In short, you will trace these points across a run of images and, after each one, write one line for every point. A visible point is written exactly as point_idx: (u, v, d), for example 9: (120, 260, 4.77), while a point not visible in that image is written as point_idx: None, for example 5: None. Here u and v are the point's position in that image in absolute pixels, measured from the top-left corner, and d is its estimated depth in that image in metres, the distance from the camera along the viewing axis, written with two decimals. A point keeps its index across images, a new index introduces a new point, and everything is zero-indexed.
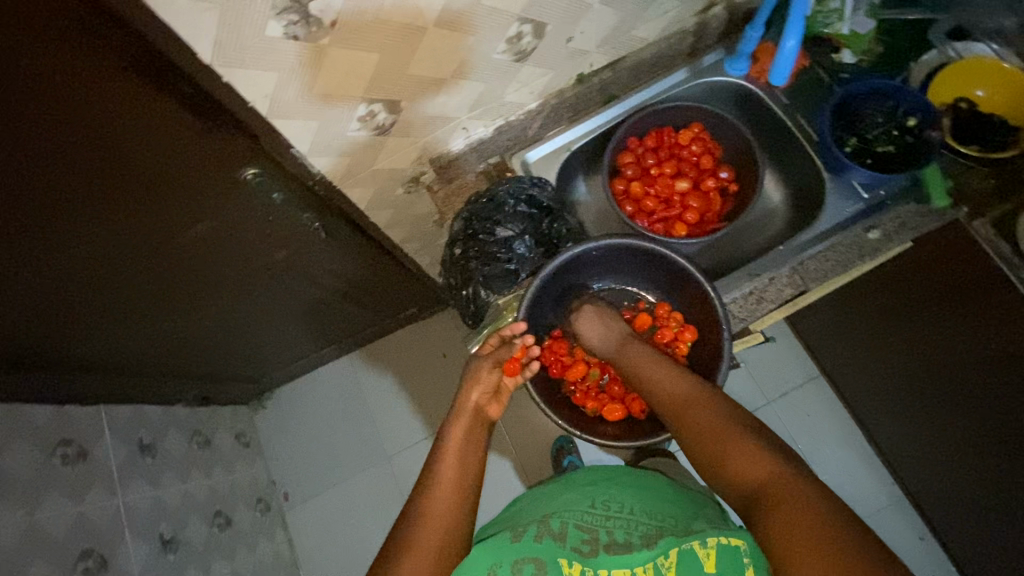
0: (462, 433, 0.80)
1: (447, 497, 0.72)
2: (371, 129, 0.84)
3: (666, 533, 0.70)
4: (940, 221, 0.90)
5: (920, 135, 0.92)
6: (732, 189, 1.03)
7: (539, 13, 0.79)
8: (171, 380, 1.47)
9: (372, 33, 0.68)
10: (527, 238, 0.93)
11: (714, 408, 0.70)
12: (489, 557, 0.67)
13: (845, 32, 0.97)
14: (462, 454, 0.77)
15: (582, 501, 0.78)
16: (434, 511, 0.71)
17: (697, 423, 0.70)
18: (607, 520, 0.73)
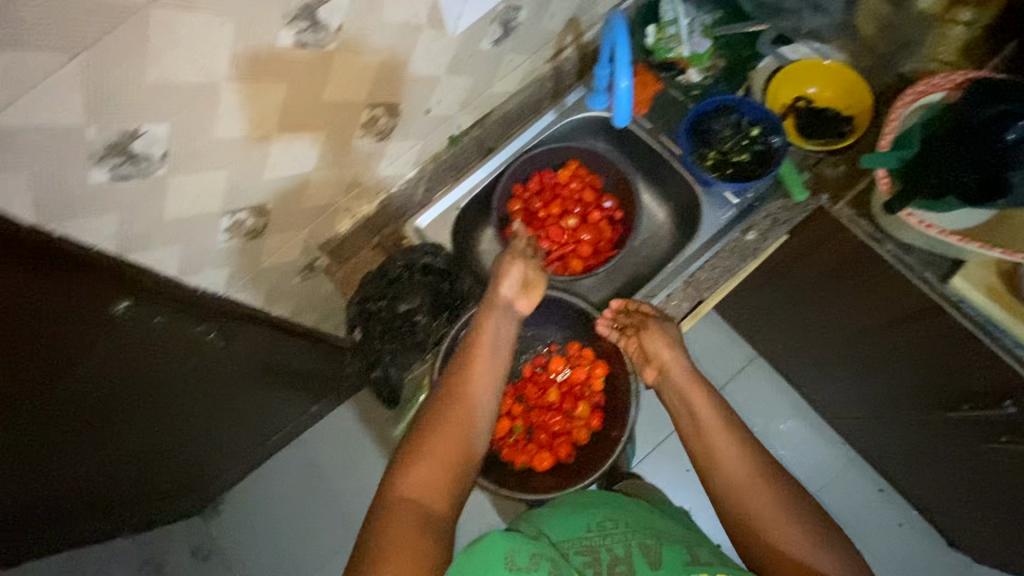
0: (482, 380, 0.71)
1: (449, 445, 0.65)
2: (243, 235, 0.83)
3: (667, 554, 0.66)
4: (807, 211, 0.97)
5: (767, 142, 0.97)
6: (618, 217, 1.08)
7: (387, 95, 0.81)
8: (102, 515, 1.37)
9: (213, 153, 0.67)
10: (427, 308, 0.93)
11: (760, 483, 0.66)
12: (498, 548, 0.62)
13: (686, 53, 1.04)
14: (475, 408, 0.69)
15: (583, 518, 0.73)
16: (436, 469, 0.63)
17: (739, 492, 0.66)
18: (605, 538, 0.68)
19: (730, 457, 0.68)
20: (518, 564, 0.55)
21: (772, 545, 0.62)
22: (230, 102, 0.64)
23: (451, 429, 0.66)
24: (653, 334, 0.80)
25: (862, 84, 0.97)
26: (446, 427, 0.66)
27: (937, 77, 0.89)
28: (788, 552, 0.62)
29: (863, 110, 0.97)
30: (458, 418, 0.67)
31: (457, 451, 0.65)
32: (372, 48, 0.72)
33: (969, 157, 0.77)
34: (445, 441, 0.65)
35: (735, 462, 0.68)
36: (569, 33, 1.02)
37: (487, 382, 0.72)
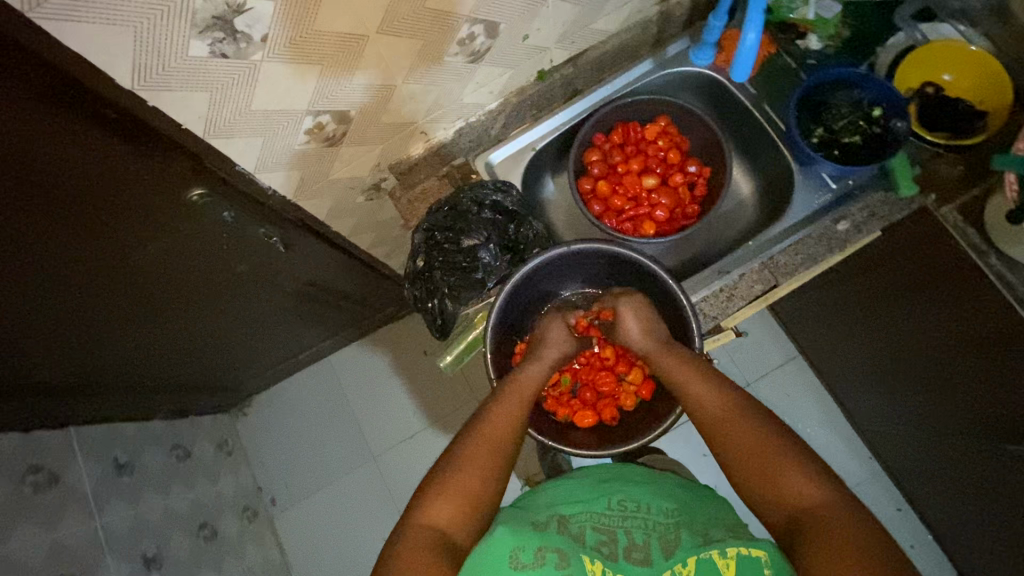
0: (514, 414, 0.75)
1: (458, 497, 0.66)
2: (320, 140, 0.80)
3: (685, 539, 0.67)
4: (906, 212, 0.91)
5: (886, 127, 0.89)
6: (701, 185, 1.01)
7: (490, 12, 0.76)
8: (141, 396, 1.43)
9: (313, 45, 0.64)
10: (492, 246, 0.90)
11: (774, 446, 0.65)
12: (512, 541, 0.62)
13: (810, 16, 0.94)
14: (501, 440, 0.71)
15: (600, 499, 0.73)
16: (444, 507, 0.65)
17: (740, 444, 0.67)
18: (624, 518, 0.70)
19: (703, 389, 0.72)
20: (521, 561, 0.60)
21: (779, 486, 0.62)
22: None
23: (480, 454, 0.69)
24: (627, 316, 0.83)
25: (1005, 77, 0.87)
26: (473, 451, 0.70)
27: None
28: (800, 496, 0.61)
29: (1000, 106, 0.87)
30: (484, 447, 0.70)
31: (481, 478, 0.67)
32: None
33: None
34: (472, 468, 0.68)
35: (751, 445, 0.66)
36: None
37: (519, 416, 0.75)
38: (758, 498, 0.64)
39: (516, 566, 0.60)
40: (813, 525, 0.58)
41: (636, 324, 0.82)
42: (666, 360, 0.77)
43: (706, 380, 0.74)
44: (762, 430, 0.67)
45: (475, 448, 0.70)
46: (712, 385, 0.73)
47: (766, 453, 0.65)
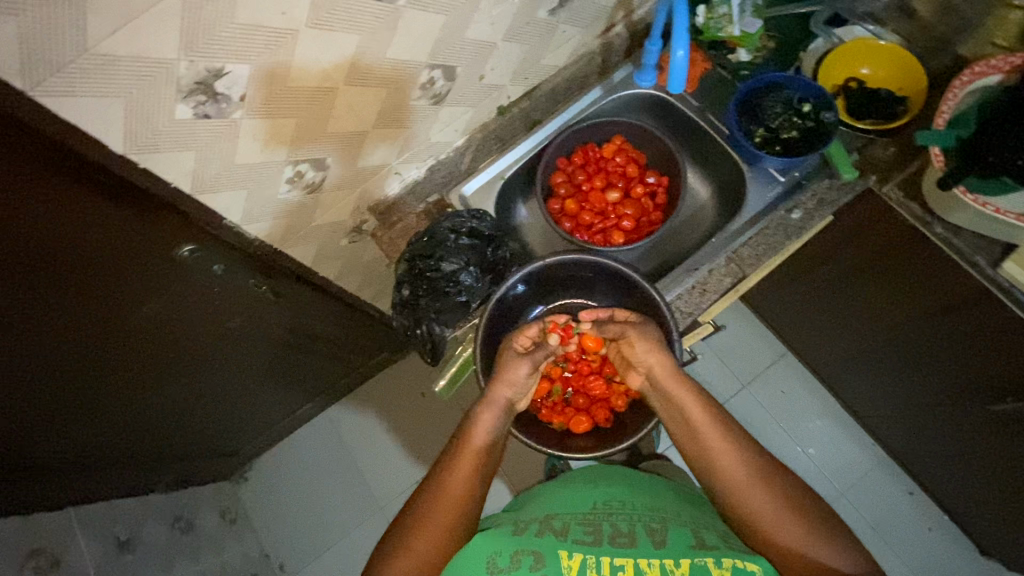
0: (469, 471, 0.76)
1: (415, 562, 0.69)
2: (302, 189, 0.86)
3: (670, 536, 0.70)
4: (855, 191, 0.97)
5: (817, 119, 0.97)
6: (662, 192, 1.08)
7: (447, 57, 0.83)
8: (139, 470, 1.42)
9: (288, 101, 0.71)
10: (472, 269, 0.94)
11: (787, 516, 0.69)
12: (489, 547, 0.67)
13: (736, 33, 1.04)
14: (458, 504, 0.73)
15: (584, 502, 0.79)
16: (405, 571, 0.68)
17: (749, 505, 0.71)
18: (609, 517, 0.74)
19: (726, 460, 0.74)
20: (497, 566, 0.64)
21: (787, 545, 0.67)
22: (306, 49, 0.66)
23: (438, 520, 0.71)
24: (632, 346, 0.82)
25: (917, 65, 0.95)
26: (431, 516, 0.71)
27: (996, 59, 0.89)
28: (809, 559, 0.66)
29: (918, 90, 0.95)
30: (442, 512, 0.72)
31: (439, 544, 0.70)
32: (436, 7, 0.74)
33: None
34: (427, 534, 0.70)
35: (766, 508, 0.70)
36: (621, 8, 1.03)
37: (475, 473, 0.76)
38: (769, 558, 0.68)
39: (492, 570, 0.64)
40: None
41: (656, 359, 0.81)
42: (687, 403, 0.79)
43: (723, 437, 0.76)
44: (771, 496, 0.71)
45: (433, 513, 0.72)
46: (723, 442, 0.75)
47: (779, 513, 0.69)
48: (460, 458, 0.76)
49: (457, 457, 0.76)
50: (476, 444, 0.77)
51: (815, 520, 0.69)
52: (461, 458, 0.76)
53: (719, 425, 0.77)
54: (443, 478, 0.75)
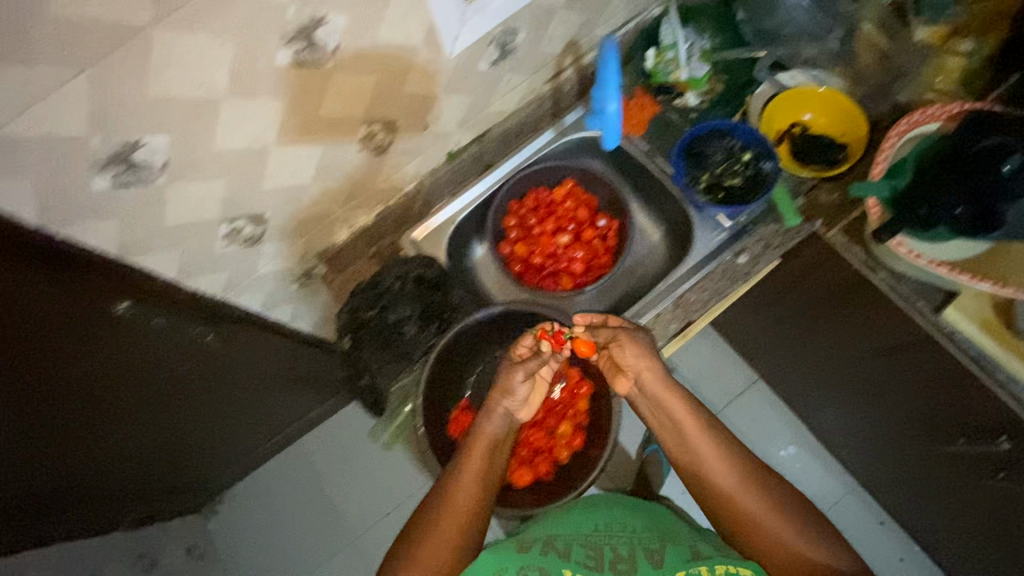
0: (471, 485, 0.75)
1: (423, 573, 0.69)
2: (241, 242, 0.86)
3: (668, 554, 0.71)
4: (800, 236, 0.98)
5: (757, 168, 0.99)
6: (612, 235, 1.09)
7: (385, 112, 0.84)
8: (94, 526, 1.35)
9: (216, 164, 0.71)
10: (415, 319, 0.94)
11: (774, 517, 0.72)
12: (494, 565, 0.67)
13: (684, 77, 1.05)
14: (463, 518, 0.73)
15: (588, 519, 0.77)
16: None
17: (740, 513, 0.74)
18: (607, 535, 0.75)
19: (716, 463, 0.76)
20: None
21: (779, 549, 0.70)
22: (231, 115, 0.67)
23: (440, 534, 0.71)
24: (624, 352, 0.82)
25: (858, 112, 0.97)
26: (439, 526, 0.72)
27: (931, 107, 0.91)
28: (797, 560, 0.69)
29: (858, 137, 0.97)
30: (443, 528, 0.71)
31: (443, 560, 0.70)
32: (368, 68, 0.75)
33: (965, 192, 0.80)
34: (435, 545, 0.70)
35: (758, 509, 0.73)
36: (568, 55, 1.05)
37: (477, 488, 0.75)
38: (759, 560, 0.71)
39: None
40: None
41: (644, 363, 0.81)
42: (677, 410, 0.80)
43: (712, 442, 0.78)
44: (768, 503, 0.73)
45: (434, 529, 0.71)
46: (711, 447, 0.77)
47: (769, 515, 0.72)
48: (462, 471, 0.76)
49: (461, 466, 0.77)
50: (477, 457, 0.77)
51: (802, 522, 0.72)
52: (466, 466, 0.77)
53: (709, 428, 0.79)
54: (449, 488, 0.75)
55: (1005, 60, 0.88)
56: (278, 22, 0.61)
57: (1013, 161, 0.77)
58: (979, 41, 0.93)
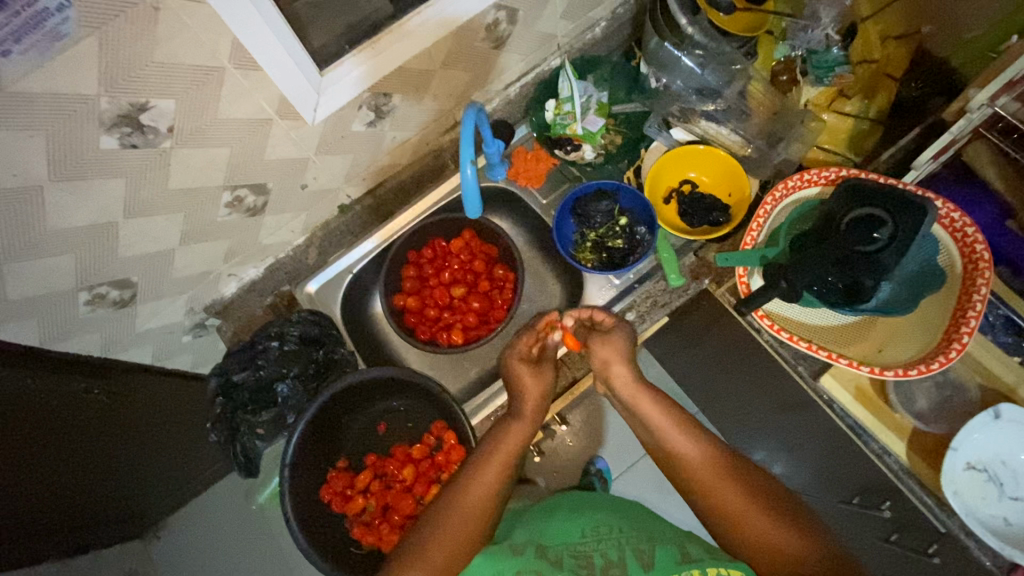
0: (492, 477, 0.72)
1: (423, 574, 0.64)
2: (109, 305, 0.86)
3: (656, 557, 0.64)
4: (681, 299, 0.96)
5: (637, 231, 1.01)
6: (510, 285, 1.08)
7: (249, 178, 0.84)
8: None
9: (56, 241, 0.71)
10: (290, 379, 0.94)
11: (755, 507, 0.66)
12: (489, 568, 0.66)
13: (580, 131, 1.03)
14: (478, 514, 0.69)
15: (575, 527, 0.71)
16: None
17: (720, 504, 0.67)
18: (598, 540, 0.68)
19: (681, 443, 0.73)
20: None
21: (773, 547, 0.63)
22: (60, 198, 0.67)
23: (452, 528, 0.67)
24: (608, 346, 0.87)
25: (742, 172, 0.96)
26: (448, 525, 0.67)
27: (812, 171, 0.90)
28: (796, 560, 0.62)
29: (743, 197, 0.97)
30: (458, 518, 0.68)
31: (452, 554, 0.66)
32: (217, 142, 0.74)
33: (837, 263, 0.80)
34: (442, 544, 0.66)
35: (743, 502, 0.66)
36: (460, 109, 1.05)
37: (500, 480, 0.72)
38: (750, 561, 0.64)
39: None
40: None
41: (616, 357, 0.85)
42: (643, 404, 0.80)
43: (697, 435, 0.74)
44: (762, 501, 0.66)
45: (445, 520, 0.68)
46: (689, 433, 0.74)
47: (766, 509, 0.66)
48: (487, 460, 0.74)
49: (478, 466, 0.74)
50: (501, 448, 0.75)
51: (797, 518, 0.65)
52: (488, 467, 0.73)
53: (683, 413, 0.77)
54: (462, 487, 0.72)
55: (892, 120, 0.95)
56: (93, 113, 0.61)
57: (884, 233, 0.79)
58: (865, 102, 0.94)
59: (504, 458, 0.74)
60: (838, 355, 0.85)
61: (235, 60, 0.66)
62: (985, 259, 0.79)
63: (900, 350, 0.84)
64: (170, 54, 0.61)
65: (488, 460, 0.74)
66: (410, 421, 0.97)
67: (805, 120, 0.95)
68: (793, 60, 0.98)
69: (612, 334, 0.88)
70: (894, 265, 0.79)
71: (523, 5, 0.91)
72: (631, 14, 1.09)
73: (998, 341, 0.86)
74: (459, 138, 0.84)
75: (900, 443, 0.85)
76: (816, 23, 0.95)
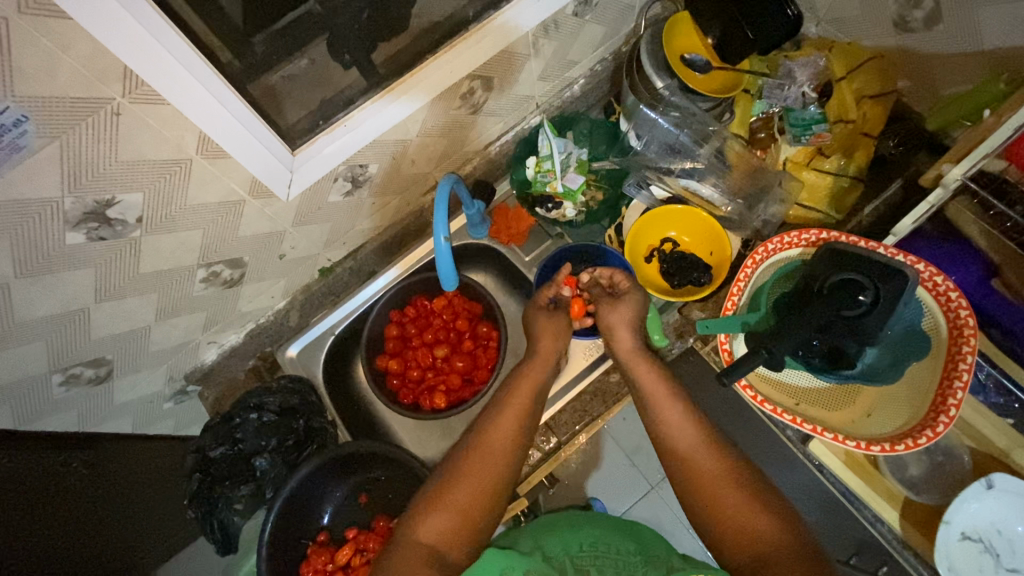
0: (511, 423, 0.70)
1: (450, 513, 0.61)
2: (85, 382, 0.86)
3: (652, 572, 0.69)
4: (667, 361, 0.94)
5: None
6: (494, 343, 1.08)
7: (224, 255, 0.83)
8: None
9: (26, 331, 0.71)
10: (268, 453, 0.93)
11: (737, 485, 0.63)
12: (501, 563, 0.58)
13: (561, 189, 1.03)
14: (501, 456, 0.67)
15: (573, 541, 0.75)
16: (435, 527, 0.60)
17: (704, 486, 0.64)
18: (597, 562, 0.72)
19: (664, 405, 0.72)
20: None
21: (751, 535, 0.59)
22: (26, 292, 0.67)
23: (473, 472, 0.65)
24: (619, 308, 0.85)
25: (721, 230, 0.97)
26: (472, 465, 0.65)
27: (793, 233, 0.89)
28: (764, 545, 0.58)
29: (724, 256, 0.97)
30: (477, 461, 0.66)
31: (477, 493, 0.63)
32: (188, 225, 0.74)
33: (818, 325, 0.78)
34: (466, 485, 0.63)
35: (724, 478, 0.64)
36: (439, 169, 1.05)
37: (520, 424, 0.71)
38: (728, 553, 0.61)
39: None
40: (776, 564, 0.56)
41: (624, 321, 0.84)
42: (641, 369, 0.79)
43: (673, 405, 0.72)
44: (750, 489, 0.63)
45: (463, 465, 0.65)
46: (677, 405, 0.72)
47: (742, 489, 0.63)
48: (507, 406, 0.72)
49: (495, 412, 0.72)
50: (520, 394, 0.74)
51: (767, 499, 0.62)
52: (506, 410, 0.72)
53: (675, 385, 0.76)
54: (477, 434, 0.69)
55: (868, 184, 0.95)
56: (55, 214, 0.61)
57: (868, 294, 0.77)
58: (844, 159, 0.95)
59: (521, 405, 0.72)
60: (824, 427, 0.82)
61: (201, 151, 0.66)
62: (971, 325, 0.78)
63: (889, 419, 0.82)
64: (132, 152, 0.61)
65: (504, 406, 0.73)
66: (390, 493, 0.96)
67: (784, 181, 0.97)
68: (771, 115, 0.99)
69: (617, 307, 0.85)
70: (877, 331, 0.78)
71: (498, 73, 0.91)
72: (608, 70, 1.10)
73: (991, 403, 0.84)
74: (434, 207, 0.83)
75: (892, 511, 0.84)
76: (792, 81, 0.96)
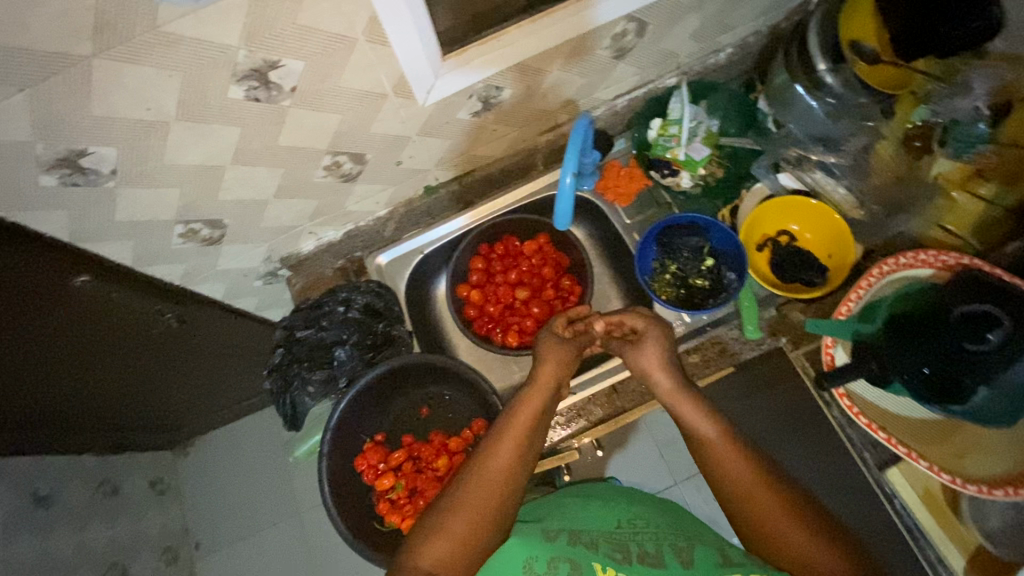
0: (509, 451, 0.70)
1: (446, 543, 0.63)
2: (199, 241, 0.91)
3: (698, 556, 0.68)
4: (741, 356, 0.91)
5: (719, 276, 0.97)
6: (573, 298, 1.09)
7: (350, 146, 0.84)
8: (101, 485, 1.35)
9: (170, 173, 0.75)
10: (350, 346, 0.96)
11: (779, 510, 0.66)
12: (524, 552, 0.66)
13: (681, 157, 1.02)
14: (498, 484, 0.68)
15: (610, 516, 0.75)
16: (434, 554, 0.62)
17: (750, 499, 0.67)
18: (636, 536, 0.72)
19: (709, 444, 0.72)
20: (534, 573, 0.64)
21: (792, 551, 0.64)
22: (181, 136, 0.70)
23: (473, 500, 0.66)
24: (645, 351, 0.83)
25: (845, 231, 0.94)
26: (468, 496, 0.66)
27: (929, 253, 0.85)
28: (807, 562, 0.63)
29: (843, 259, 0.94)
30: (480, 490, 0.66)
31: (475, 522, 0.64)
32: (331, 108, 0.76)
33: (935, 353, 0.73)
34: (463, 515, 0.65)
35: (770, 502, 0.66)
36: (564, 112, 1.03)
37: (517, 452, 0.71)
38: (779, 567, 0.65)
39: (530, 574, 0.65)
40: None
41: (656, 364, 0.82)
42: (683, 408, 0.77)
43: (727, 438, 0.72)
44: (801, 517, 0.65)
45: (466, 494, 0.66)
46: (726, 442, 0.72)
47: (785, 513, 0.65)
48: (505, 436, 0.72)
49: (488, 444, 0.72)
50: (518, 420, 0.73)
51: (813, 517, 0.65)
52: (504, 438, 0.71)
53: (709, 407, 0.77)
54: (474, 468, 0.69)
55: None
56: (227, 62, 0.63)
57: (999, 332, 0.70)
58: (1004, 188, 0.86)
59: (521, 433, 0.72)
60: (918, 455, 0.79)
61: (367, 33, 0.67)
62: None
63: (984, 464, 0.78)
64: (309, 18, 0.62)
65: (499, 438, 0.72)
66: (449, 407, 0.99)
67: (931, 198, 0.92)
68: (931, 127, 0.91)
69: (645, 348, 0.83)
70: (1003, 373, 0.71)
71: (655, 20, 0.87)
72: (760, 45, 1.04)
73: None
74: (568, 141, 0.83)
75: (959, 561, 0.82)
76: (966, 92, 0.87)
